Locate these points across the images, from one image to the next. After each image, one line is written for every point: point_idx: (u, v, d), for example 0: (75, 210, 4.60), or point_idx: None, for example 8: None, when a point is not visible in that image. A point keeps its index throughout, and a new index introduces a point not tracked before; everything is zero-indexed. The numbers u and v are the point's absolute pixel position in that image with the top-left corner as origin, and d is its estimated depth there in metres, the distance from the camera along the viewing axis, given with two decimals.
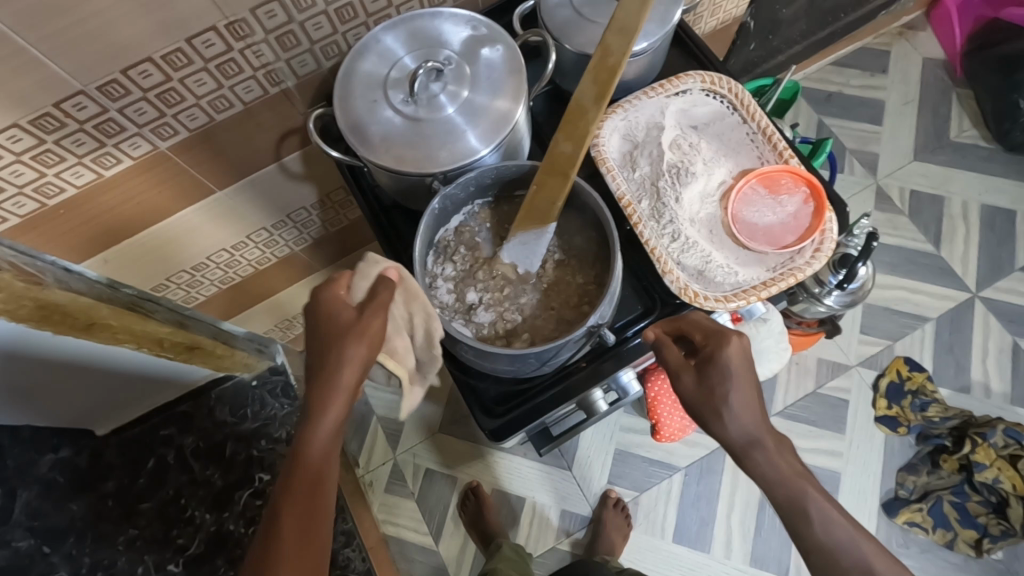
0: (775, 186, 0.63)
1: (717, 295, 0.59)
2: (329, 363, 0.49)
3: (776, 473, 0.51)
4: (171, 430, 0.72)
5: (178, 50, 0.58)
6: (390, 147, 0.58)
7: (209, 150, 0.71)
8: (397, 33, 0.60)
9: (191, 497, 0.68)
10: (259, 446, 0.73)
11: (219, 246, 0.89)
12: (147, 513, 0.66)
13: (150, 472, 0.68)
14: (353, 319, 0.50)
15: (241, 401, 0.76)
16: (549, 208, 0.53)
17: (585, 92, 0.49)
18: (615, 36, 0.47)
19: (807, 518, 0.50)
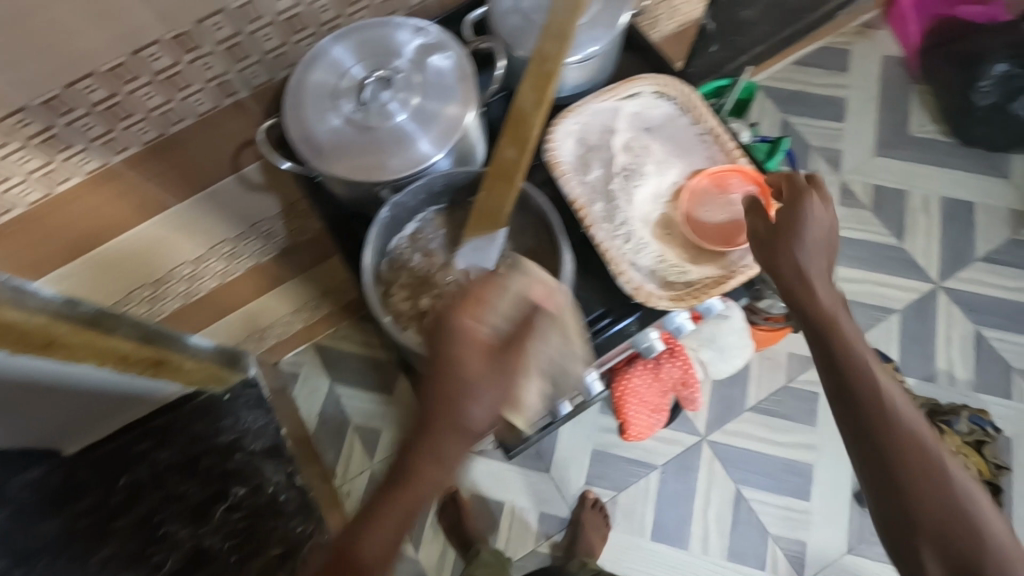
0: (724, 186, 0.65)
1: (670, 295, 0.61)
2: (454, 408, 0.51)
3: (843, 344, 0.62)
4: (145, 446, 0.99)
5: (123, 64, 0.58)
6: (340, 157, 0.58)
7: (165, 164, 0.70)
8: (346, 43, 0.60)
9: (165, 513, 0.94)
10: (235, 458, 1.00)
11: (182, 260, 0.89)
12: (121, 530, 0.92)
13: (124, 489, 0.95)
14: (484, 373, 0.51)
15: (217, 415, 1.04)
16: (497, 213, 0.54)
17: (526, 98, 0.50)
18: (550, 43, 0.47)
19: (865, 382, 0.62)
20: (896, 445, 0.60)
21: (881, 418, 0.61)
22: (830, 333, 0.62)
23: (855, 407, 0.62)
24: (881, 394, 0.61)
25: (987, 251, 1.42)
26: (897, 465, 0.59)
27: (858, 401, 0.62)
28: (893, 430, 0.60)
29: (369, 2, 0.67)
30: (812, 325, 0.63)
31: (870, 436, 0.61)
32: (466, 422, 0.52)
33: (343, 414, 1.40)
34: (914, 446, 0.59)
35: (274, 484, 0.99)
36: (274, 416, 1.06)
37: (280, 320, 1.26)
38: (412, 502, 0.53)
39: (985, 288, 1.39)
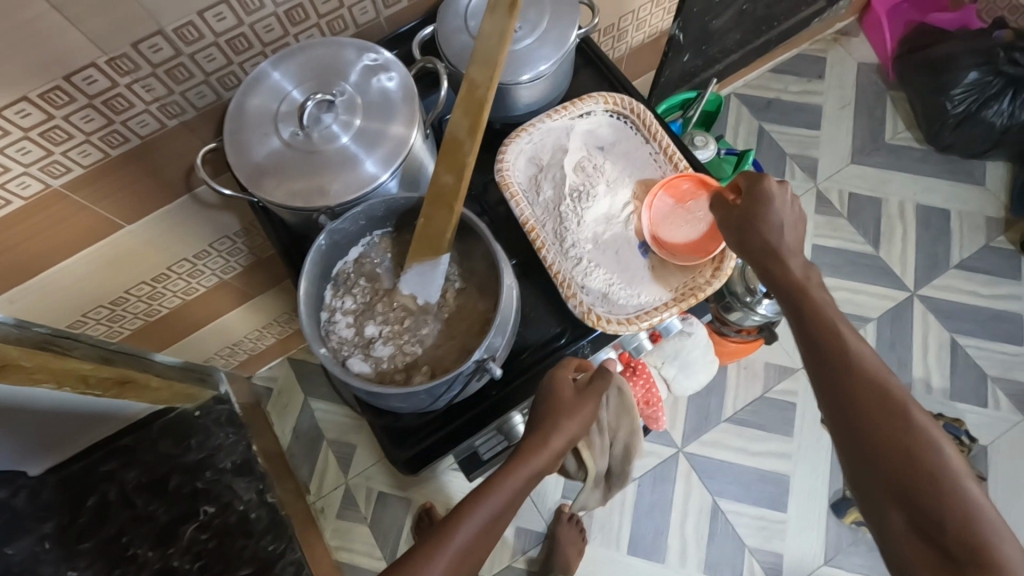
0: (679, 195, 0.68)
1: (619, 319, 0.63)
2: (545, 428, 0.60)
3: (833, 331, 0.56)
4: (111, 466, 0.92)
5: (56, 88, 0.56)
6: (281, 183, 0.57)
7: (111, 185, 0.69)
8: (287, 66, 0.59)
9: (133, 534, 0.87)
10: (204, 477, 0.95)
11: (138, 280, 0.87)
12: (88, 552, 0.85)
13: (92, 511, 0.87)
14: (576, 401, 0.60)
15: (186, 432, 0.99)
16: (439, 239, 0.54)
17: (458, 125, 0.50)
18: (479, 69, 0.47)
19: (858, 371, 0.54)
20: (892, 443, 0.51)
21: (874, 409, 0.52)
22: (818, 319, 0.57)
23: (842, 397, 0.54)
24: (880, 380, 0.53)
25: (962, 258, 1.42)
26: (889, 465, 0.50)
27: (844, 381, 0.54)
28: (889, 428, 0.51)
29: (316, 21, 0.66)
30: (800, 313, 0.59)
31: (862, 431, 0.52)
32: (561, 434, 0.60)
33: (317, 429, 1.38)
34: (916, 443, 0.50)
35: (245, 501, 0.94)
36: (244, 433, 1.03)
37: (249, 335, 1.24)
38: (500, 506, 0.56)
39: (960, 296, 1.39)
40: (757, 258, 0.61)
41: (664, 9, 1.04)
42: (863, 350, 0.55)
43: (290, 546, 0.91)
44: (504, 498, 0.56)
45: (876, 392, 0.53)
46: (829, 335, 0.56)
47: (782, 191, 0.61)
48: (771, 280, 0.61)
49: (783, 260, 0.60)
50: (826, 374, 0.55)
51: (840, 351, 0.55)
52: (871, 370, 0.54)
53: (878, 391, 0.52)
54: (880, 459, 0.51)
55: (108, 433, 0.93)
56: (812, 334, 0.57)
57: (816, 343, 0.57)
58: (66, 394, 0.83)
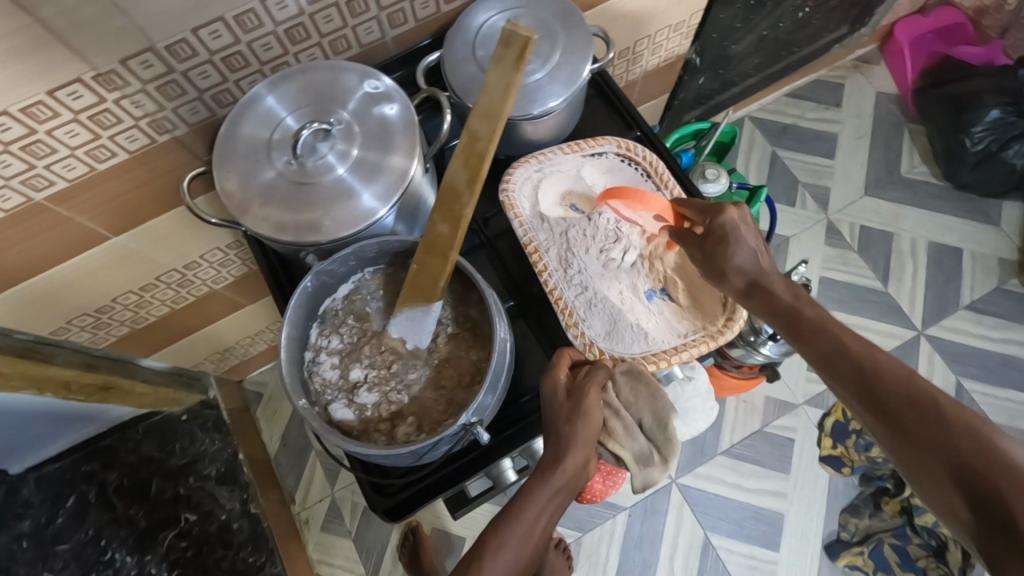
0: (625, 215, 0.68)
1: (624, 356, 0.63)
2: (553, 445, 0.55)
3: (854, 367, 0.52)
4: (92, 467, 0.90)
5: (39, 102, 0.53)
6: (269, 214, 0.54)
7: (98, 198, 0.66)
8: (285, 90, 0.57)
9: (112, 537, 0.86)
10: (187, 483, 0.94)
11: (126, 289, 0.84)
12: (65, 554, 0.82)
13: (71, 511, 0.85)
14: (565, 408, 0.57)
15: (170, 436, 0.99)
16: (431, 285, 0.52)
17: (457, 174, 0.49)
18: (479, 121, 0.46)
19: (899, 405, 0.48)
20: (962, 462, 0.45)
21: (912, 412, 0.48)
22: (819, 325, 0.55)
23: (875, 410, 0.50)
24: (923, 399, 0.48)
25: (972, 299, 1.39)
26: (934, 459, 0.46)
27: (862, 378, 0.51)
28: (953, 448, 0.45)
29: (317, 40, 0.63)
30: (811, 356, 0.55)
31: (924, 461, 0.46)
32: (577, 446, 0.55)
33: (305, 437, 1.36)
34: (983, 448, 0.44)
35: (227, 511, 0.95)
36: (231, 439, 1.05)
37: (241, 341, 1.22)
38: (522, 540, 0.51)
39: (968, 338, 1.36)
40: (748, 285, 0.59)
41: (681, 34, 1.01)
42: (887, 373, 0.50)
43: (270, 558, 0.93)
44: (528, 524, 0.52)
45: (923, 413, 0.47)
46: (851, 372, 0.52)
47: (741, 226, 0.60)
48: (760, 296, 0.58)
49: (765, 285, 0.58)
50: (853, 393, 0.51)
51: (868, 387, 0.50)
52: (906, 394, 0.49)
53: (912, 395, 0.48)
54: (939, 466, 0.45)
55: (89, 436, 0.93)
56: (830, 378, 0.53)
57: (816, 341, 0.54)
58: (46, 400, 0.80)
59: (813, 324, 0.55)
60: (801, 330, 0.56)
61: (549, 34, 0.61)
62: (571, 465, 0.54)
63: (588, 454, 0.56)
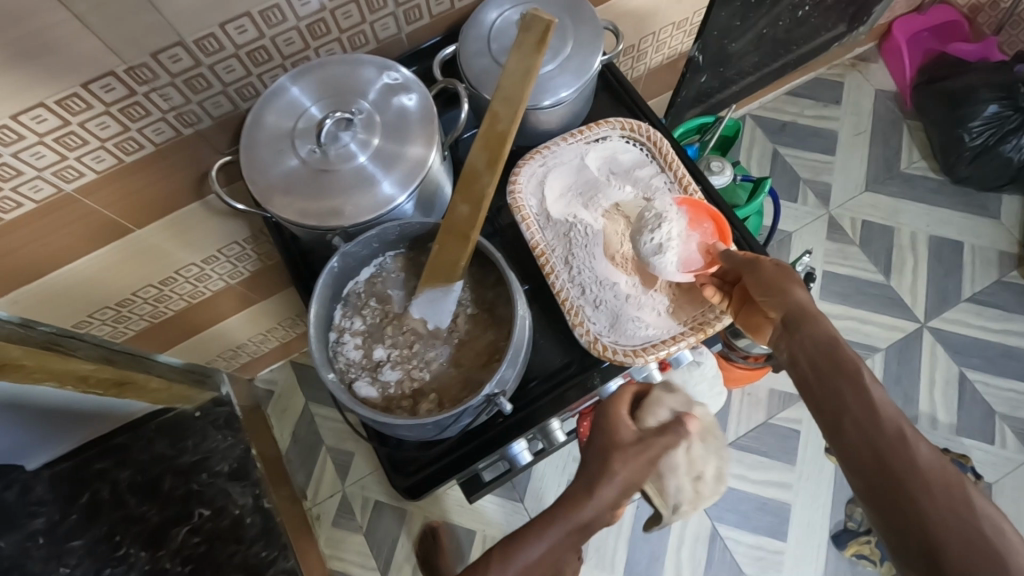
0: (695, 222, 0.65)
1: (626, 349, 0.62)
2: (600, 476, 0.56)
3: (887, 427, 0.45)
4: (105, 464, 0.91)
5: (73, 95, 0.56)
6: (292, 201, 0.56)
7: (125, 189, 0.68)
8: (306, 83, 0.59)
9: (125, 534, 0.86)
10: (199, 479, 0.94)
11: (145, 282, 0.87)
12: (78, 550, 0.82)
13: (85, 508, 0.86)
14: (633, 444, 0.58)
15: (182, 433, 0.99)
16: (452, 268, 0.54)
17: (477, 157, 0.51)
18: (501, 105, 0.48)
19: (925, 480, 0.42)
20: (965, 554, 0.39)
21: (933, 482, 0.42)
22: (850, 373, 0.49)
23: (892, 471, 0.44)
24: (950, 478, 0.42)
25: (972, 292, 1.40)
26: (937, 536, 0.40)
27: (888, 433, 0.45)
28: (964, 537, 0.40)
29: (337, 36, 0.65)
30: (836, 403, 0.49)
31: (925, 535, 0.41)
32: (624, 479, 0.56)
33: (315, 434, 1.38)
34: (995, 542, 0.39)
35: (240, 506, 0.93)
36: (242, 436, 1.03)
37: (253, 339, 1.24)
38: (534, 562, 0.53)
39: (970, 329, 1.37)
40: (802, 315, 0.55)
41: (684, 31, 1.04)
42: (919, 440, 0.44)
43: (282, 553, 0.91)
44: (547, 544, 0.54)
45: (948, 498, 0.41)
46: (887, 433, 0.45)
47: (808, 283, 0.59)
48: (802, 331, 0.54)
49: (811, 324, 0.54)
50: (870, 446, 0.45)
51: (898, 452, 0.44)
52: (942, 476, 0.42)
53: (938, 465, 0.43)
54: (941, 545, 0.40)
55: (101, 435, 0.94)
56: (851, 430, 0.47)
57: (845, 385, 0.49)
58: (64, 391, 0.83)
59: (848, 371, 0.49)
60: (842, 376, 0.49)
61: (561, 27, 0.64)
62: (610, 496, 0.56)
63: (623, 497, 0.57)
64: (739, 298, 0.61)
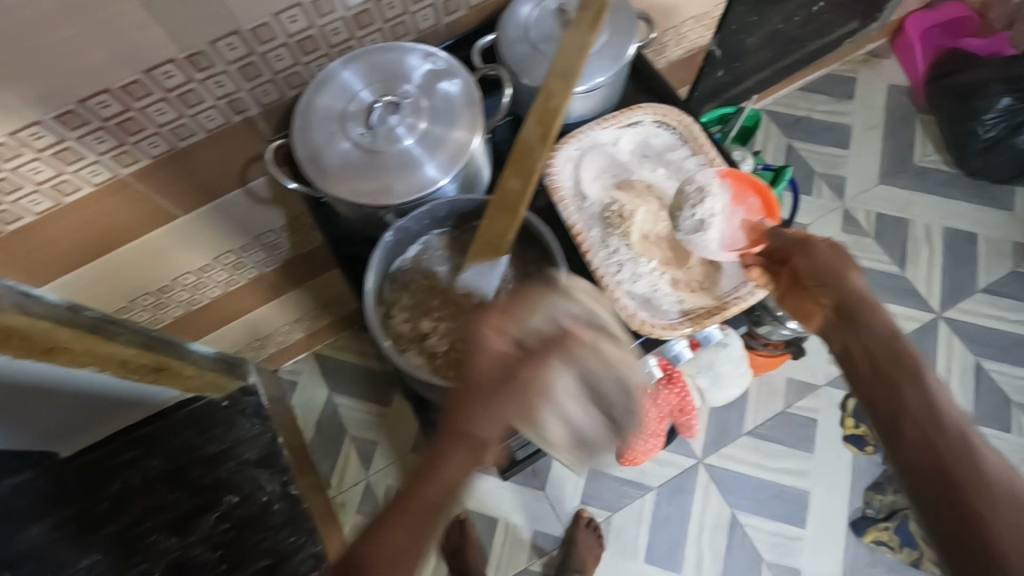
0: (740, 197, 0.67)
1: (663, 323, 0.65)
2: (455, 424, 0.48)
3: (949, 429, 0.45)
4: (136, 453, 0.94)
5: (136, 81, 0.59)
6: (344, 180, 0.59)
7: (177, 174, 0.71)
8: (356, 67, 0.61)
9: (154, 522, 0.89)
10: (227, 467, 0.95)
11: (185, 269, 0.90)
12: (106, 539, 0.87)
13: (113, 496, 0.90)
14: (496, 377, 0.48)
15: (208, 423, 0.99)
16: (498, 242, 0.56)
17: (531, 132, 0.53)
18: (557, 81, 0.51)
19: (987, 486, 0.42)
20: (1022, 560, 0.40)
21: (995, 489, 0.42)
22: (911, 369, 0.48)
23: (952, 473, 0.44)
24: (1011, 486, 0.42)
25: (987, 283, 1.42)
26: (995, 542, 0.41)
27: (952, 435, 0.45)
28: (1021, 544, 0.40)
29: (380, 26, 0.68)
30: (894, 399, 0.48)
31: (980, 539, 0.41)
32: (475, 430, 0.47)
33: (339, 423, 1.40)
34: None
35: (267, 493, 0.94)
36: (270, 424, 1.02)
37: (280, 329, 1.27)
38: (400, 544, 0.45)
39: (985, 320, 1.39)
40: (854, 302, 0.54)
41: (703, 25, 1.06)
42: (982, 445, 0.44)
43: (310, 538, 0.92)
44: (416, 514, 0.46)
45: (1007, 506, 0.42)
46: (950, 437, 0.45)
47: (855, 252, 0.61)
48: (855, 320, 0.53)
49: (868, 313, 0.53)
50: (931, 447, 0.45)
51: (960, 457, 0.44)
52: (1003, 486, 0.42)
53: (1001, 471, 0.43)
54: (997, 550, 0.40)
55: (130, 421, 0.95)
56: (910, 430, 0.46)
57: (907, 382, 0.48)
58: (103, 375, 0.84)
59: (909, 367, 0.49)
60: (903, 375, 0.48)
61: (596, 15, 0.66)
62: (461, 450, 0.47)
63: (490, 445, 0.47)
64: (789, 280, 0.60)
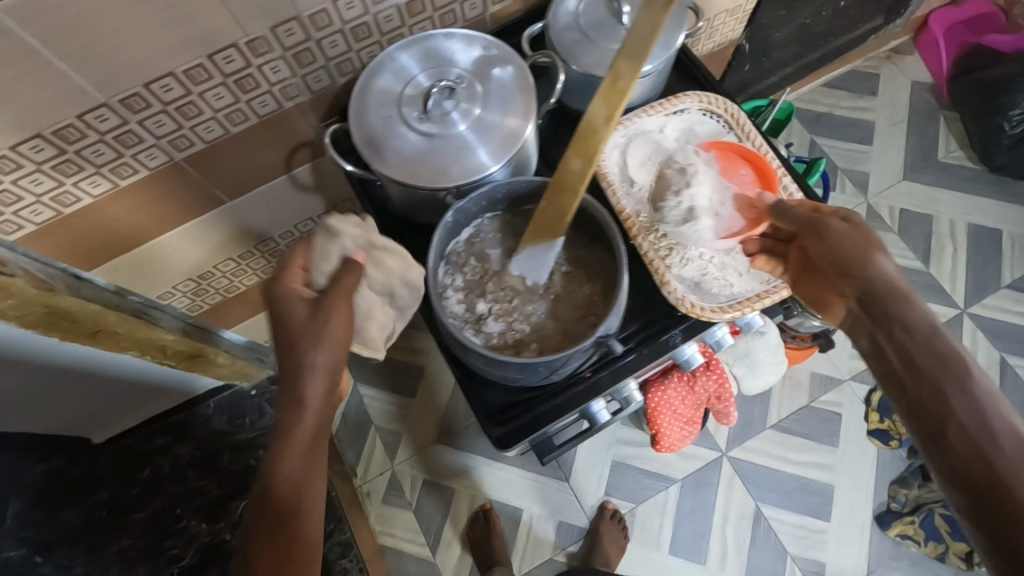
0: (731, 172, 0.67)
1: (713, 306, 0.66)
2: (292, 369, 0.50)
3: (1003, 441, 0.43)
4: (165, 440, 0.95)
5: (199, 65, 0.60)
6: (401, 162, 0.60)
7: (227, 159, 0.72)
8: (411, 52, 0.63)
9: (186, 506, 0.90)
10: (256, 455, 0.95)
11: (225, 256, 0.91)
12: (140, 522, 0.88)
13: (146, 482, 0.91)
14: (312, 316, 0.51)
15: (241, 410, 1.00)
16: (557, 221, 0.58)
17: (596, 112, 0.52)
18: (625, 61, 0.49)
19: None
20: None
21: None
22: (957, 375, 0.46)
23: (1005, 487, 0.41)
24: None
25: (1012, 279, 1.42)
26: None
27: (1004, 447, 0.43)
28: None
29: (430, 14, 0.69)
30: (938, 405, 0.46)
31: None
32: (316, 367, 0.50)
33: (364, 414, 1.41)
34: None
35: None
36: None
37: None
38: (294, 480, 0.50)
39: (1010, 316, 1.39)
40: (885, 296, 0.52)
41: (736, 18, 1.07)
42: None
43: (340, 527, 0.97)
44: (301, 457, 0.50)
45: None
46: (1003, 446, 0.43)
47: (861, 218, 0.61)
48: (891, 321, 0.51)
49: (905, 314, 0.51)
50: (982, 459, 0.43)
51: (1013, 466, 0.42)
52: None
53: None
54: None
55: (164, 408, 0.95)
56: (956, 437, 0.44)
57: (953, 388, 0.46)
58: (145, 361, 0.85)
59: (955, 372, 0.46)
60: (948, 380, 0.46)
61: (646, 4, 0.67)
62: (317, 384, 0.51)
63: (331, 377, 0.51)
64: (800, 258, 0.62)
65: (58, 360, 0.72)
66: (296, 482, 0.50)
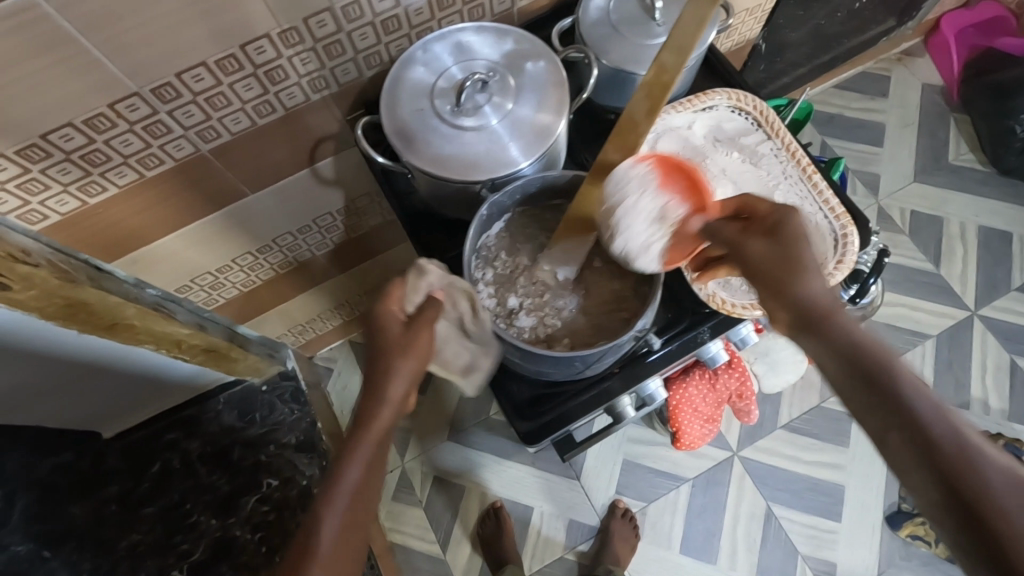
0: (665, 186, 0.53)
1: (744, 303, 0.66)
2: (376, 378, 0.50)
3: (944, 444, 0.39)
4: (175, 435, 0.88)
5: (230, 55, 0.59)
6: (434, 155, 0.60)
7: (252, 151, 0.72)
8: (444, 45, 0.63)
9: (196, 501, 0.84)
10: (267, 451, 0.89)
11: (244, 250, 0.90)
12: (150, 517, 0.81)
13: (156, 477, 0.84)
14: (404, 335, 0.51)
15: (250, 406, 0.93)
16: (590, 219, 0.59)
17: (638, 107, 0.53)
18: (671, 54, 0.49)
19: (996, 495, 0.37)
20: None
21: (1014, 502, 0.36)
22: (885, 376, 0.42)
23: (958, 489, 0.38)
24: None
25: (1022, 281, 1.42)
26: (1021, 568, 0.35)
27: (946, 448, 0.39)
28: None
29: (459, 8, 0.69)
30: (877, 414, 0.42)
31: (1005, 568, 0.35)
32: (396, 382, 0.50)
33: None
34: None
35: (306, 476, 0.88)
36: (309, 409, 0.97)
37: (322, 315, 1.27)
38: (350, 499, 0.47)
39: (1020, 318, 1.39)
40: (812, 316, 0.45)
41: (755, 17, 1.07)
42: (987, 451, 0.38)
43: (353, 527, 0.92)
44: (364, 465, 0.48)
45: None
46: (943, 447, 0.39)
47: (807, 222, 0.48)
48: (815, 334, 0.45)
49: (834, 319, 0.44)
50: (930, 464, 0.39)
51: (958, 465, 0.38)
52: (1017, 490, 0.37)
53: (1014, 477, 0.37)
54: None
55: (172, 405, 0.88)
56: (899, 441, 0.40)
57: (885, 391, 0.41)
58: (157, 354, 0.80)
59: (887, 373, 0.42)
60: (877, 385, 0.42)
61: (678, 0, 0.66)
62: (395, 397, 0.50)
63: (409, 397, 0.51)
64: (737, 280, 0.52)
65: (64, 352, 0.68)
66: (355, 495, 0.48)
